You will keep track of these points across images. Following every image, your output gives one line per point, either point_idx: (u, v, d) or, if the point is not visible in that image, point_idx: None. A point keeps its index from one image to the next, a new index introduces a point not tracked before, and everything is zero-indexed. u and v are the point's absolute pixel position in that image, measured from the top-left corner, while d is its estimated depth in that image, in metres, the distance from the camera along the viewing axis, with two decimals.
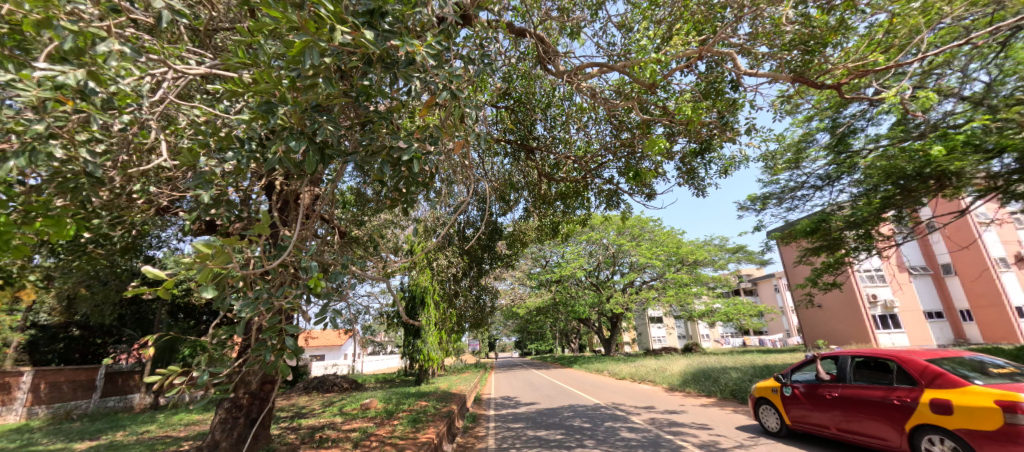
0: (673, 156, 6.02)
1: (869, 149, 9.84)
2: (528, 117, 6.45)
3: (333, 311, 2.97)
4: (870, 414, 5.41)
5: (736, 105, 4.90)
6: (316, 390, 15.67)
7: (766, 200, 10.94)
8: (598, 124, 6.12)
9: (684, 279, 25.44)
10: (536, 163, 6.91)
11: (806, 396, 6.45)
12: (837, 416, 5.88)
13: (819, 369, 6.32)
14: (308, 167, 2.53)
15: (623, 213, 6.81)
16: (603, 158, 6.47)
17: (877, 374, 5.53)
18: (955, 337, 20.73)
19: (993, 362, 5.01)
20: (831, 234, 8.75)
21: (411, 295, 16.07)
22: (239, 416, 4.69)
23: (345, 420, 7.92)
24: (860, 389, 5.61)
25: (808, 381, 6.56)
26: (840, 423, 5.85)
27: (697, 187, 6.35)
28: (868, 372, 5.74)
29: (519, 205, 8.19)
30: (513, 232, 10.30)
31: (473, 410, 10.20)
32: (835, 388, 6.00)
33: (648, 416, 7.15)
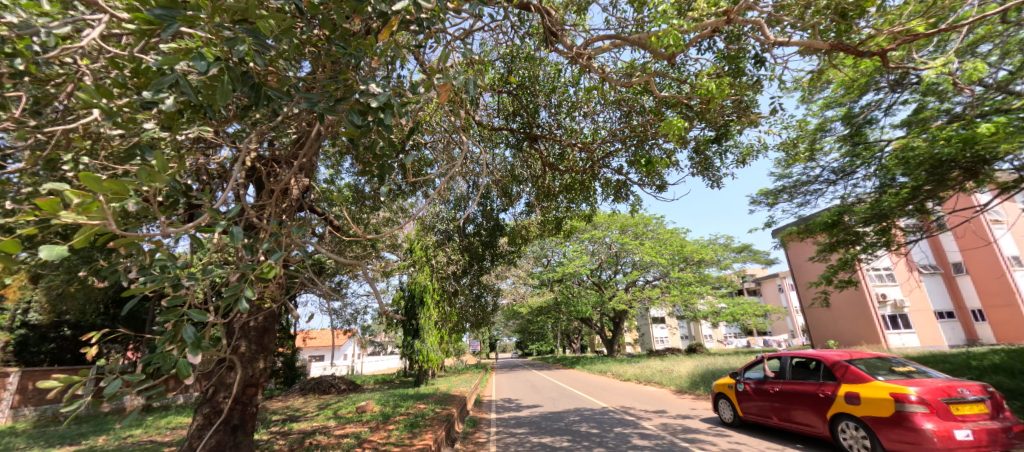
0: (687, 144, 5.63)
1: (887, 141, 9.44)
2: (532, 102, 6.04)
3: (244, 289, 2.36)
4: (802, 405, 6.04)
5: (759, 85, 4.47)
6: (313, 392, 15.32)
7: (777, 195, 10.57)
8: (607, 109, 5.72)
9: (688, 278, 25.08)
10: (539, 153, 6.53)
11: (755, 392, 7.07)
12: (778, 408, 6.50)
13: (765, 367, 6.95)
14: (219, 97, 2.04)
15: (632, 206, 6.40)
16: (611, 147, 6.07)
17: (807, 372, 6.19)
18: (966, 338, 20.24)
19: (901, 361, 5.67)
20: (848, 230, 8.35)
21: (410, 294, 15.70)
22: (219, 423, 4.29)
23: (339, 424, 7.55)
24: (795, 384, 6.25)
25: (758, 379, 7.17)
26: (781, 414, 6.46)
27: (712, 178, 5.96)
28: (804, 370, 6.38)
29: (522, 199, 7.82)
30: (515, 229, 9.92)
31: (473, 413, 9.81)
32: (776, 384, 6.63)
33: (660, 420, 6.76)
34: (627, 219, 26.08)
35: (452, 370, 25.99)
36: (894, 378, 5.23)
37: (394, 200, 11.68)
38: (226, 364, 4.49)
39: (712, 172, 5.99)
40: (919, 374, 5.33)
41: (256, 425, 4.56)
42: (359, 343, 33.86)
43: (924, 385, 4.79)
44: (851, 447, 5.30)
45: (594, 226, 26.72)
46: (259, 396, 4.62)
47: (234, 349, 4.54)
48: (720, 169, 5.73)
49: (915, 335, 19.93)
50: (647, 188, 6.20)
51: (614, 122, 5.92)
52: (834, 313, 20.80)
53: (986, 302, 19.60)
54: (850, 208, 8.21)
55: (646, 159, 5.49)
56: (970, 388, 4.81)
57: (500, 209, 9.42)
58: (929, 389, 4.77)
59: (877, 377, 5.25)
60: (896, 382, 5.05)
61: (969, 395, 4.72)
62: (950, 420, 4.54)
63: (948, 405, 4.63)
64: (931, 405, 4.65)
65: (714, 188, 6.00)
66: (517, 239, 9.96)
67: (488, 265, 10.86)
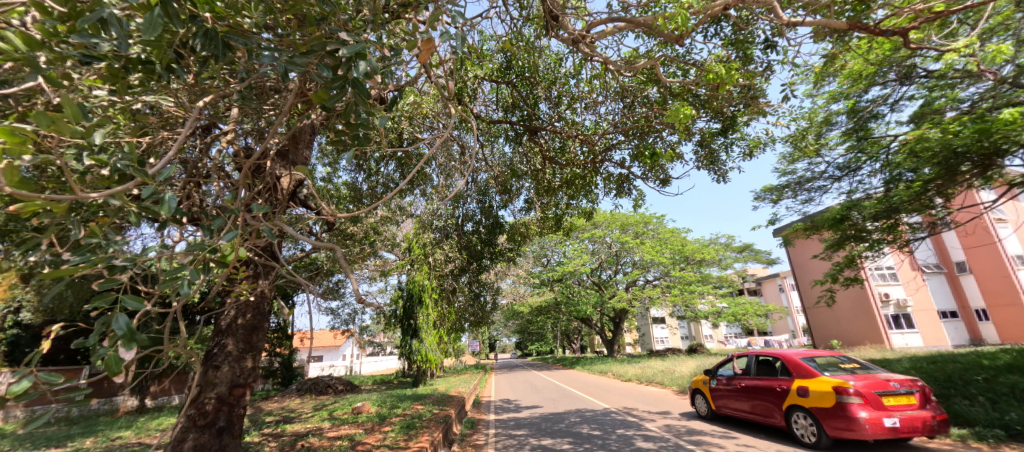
0: (692, 136, 5.44)
1: (892, 136, 9.27)
2: (531, 93, 5.85)
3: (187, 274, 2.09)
4: (763, 399, 6.46)
5: (767, 73, 4.30)
6: (310, 392, 15.13)
7: (780, 193, 10.43)
8: (609, 101, 5.54)
9: (689, 277, 24.89)
10: (540, 146, 6.35)
11: (725, 387, 7.47)
12: (744, 403, 6.90)
13: (733, 364, 7.35)
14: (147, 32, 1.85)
15: (634, 202, 6.21)
16: (613, 140, 5.88)
17: (766, 370, 6.64)
18: (970, 338, 20.07)
19: (851, 359, 6.11)
20: (853, 226, 8.19)
21: (408, 293, 15.51)
22: (204, 425, 4.09)
23: (334, 425, 7.37)
24: (758, 379, 6.65)
25: (728, 375, 7.55)
26: (747, 408, 6.87)
27: (718, 172, 5.78)
28: (766, 367, 6.78)
29: (521, 196, 7.63)
30: (514, 227, 9.75)
31: (471, 414, 9.63)
32: (742, 379, 7.03)
33: (663, 422, 6.57)
34: (628, 218, 25.97)
35: (451, 371, 25.83)
36: (841, 374, 5.68)
37: (392, 198, 11.55)
38: (211, 364, 4.30)
39: (718, 166, 5.81)
40: (865, 370, 5.77)
41: (244, 428, 4.36)
42: (359, 343, 33.70)
43: (864, 378, 5.23)
44: (803, 436, 5.76)
45: (594, 225, 26.61)
46: (246, 396, 4.43)
47: (221, 348, 4.36)
48: (727, 162, 5.55)
49: (918, 335, 19.76)
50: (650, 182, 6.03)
51: (616, 113, 5.74)
52: (836, 313, 20.65)
53: (989, 301, 19.45)
54: (856, 203, 8.04)
55: (650, 151, 5.27)
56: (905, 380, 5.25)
57: (499, 205, 9.25)
58: (868, 382, 5.22)
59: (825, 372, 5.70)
60: (839, 377, 5.51)
61: (903, 387, 5.16)
62: (883, 409, 4.99)
63: (884, 397, 5.08)
64: (867, 397, 5.12)
65: (720, 181, 5.80)
66: (516, 237, 9.80)
67: (487, 264, 10.65)
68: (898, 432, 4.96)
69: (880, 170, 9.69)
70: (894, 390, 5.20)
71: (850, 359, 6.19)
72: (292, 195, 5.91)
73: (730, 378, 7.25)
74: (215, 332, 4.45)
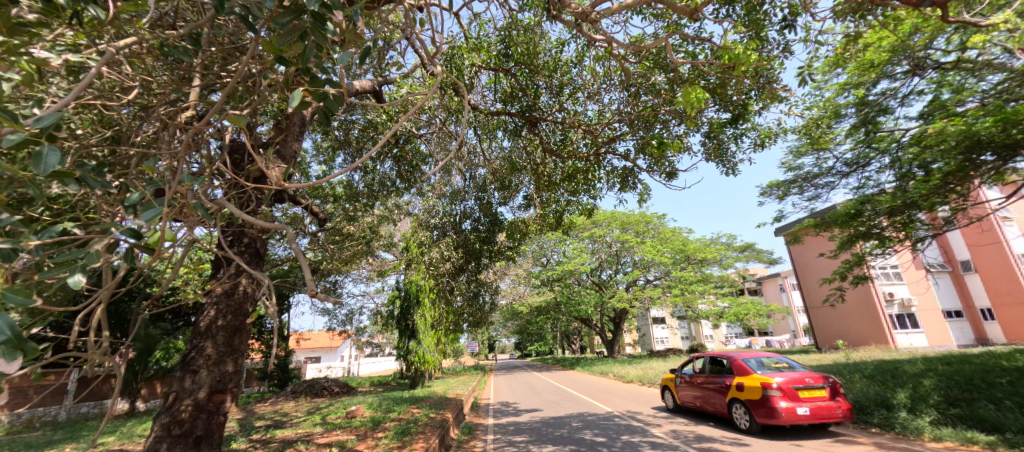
0: (700, 126, 5.18)
1: (902, 131, 9.02)
2: (531, 81, 5.56)
3: (83, 260, 1.74)
4: (713, 394, 7.28)
5: (784, 53, 3.98)
6: (305, 395, 14.85)
7: (786, 190, 10.18)
8: (612, 90, 5.26)
9: (690, 277, 24.62)
10: (540, 139, 6.07)
11: (686, 383, 8.27)
12: (699, 397, 7.72)
13: (692, 363, 8.16)
14: None
15: (639, 196, 5.92)
16: (617, 131, 5.57)
17: (715, 368, 7.46)
18: (975, 338, 19.80)
19: (784, 358, 6.96)
20: (866, 222, 7.91)
21: (405, 294, 15.23)
22: (180, 434, 3.80)
23: (326, 430, 7.10)
24: (710, 376, 7.47)
25: (689, 372, 8.35)
26: (701, 401, 7.70)
27: (727, 165, 5.50)
28: (718, 366, 7.59)
29: (521, 192, 7.35)
30: (514, 225, 9.48)
31: (470, 418, 9.36)
32: (699, 376, 7.84)
33: (670, 427, 6.29)
34: (628, 217, 25.81)
35: (450, 372, 25.55)
36: (770, 371, 6.52)
37: (389, 195, 11.28)
38: (188, 369, 4.01)
39: (728, 158, 5.54)
40: (790, 367, 6.63)
41: (224, 435, 4.08)
42: (357, 344, 33.46)
43: (783, 375, 6.10)
44: (740, 424, 6.62)
45: (594, 225, 26.38)
46: (226, 404, 4.14)
47: (200, 352, 4.07)
48: (738, 153, 5.28)
49: (923, 335, 19.52)
50: (656, 175, 5.75)
51: (620, 103, 5.44)
52: (839, 313, 20.42)
53: (995, 300, 19.21)
54: (870, 198, 7.76)
55: (657, 142, 5.01)
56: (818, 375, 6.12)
57: (498, 203, 8.97)
58: (787, 378, 6.08)
59: (756, 369, 6.55)
60: (767, 374, 6.38)
61: (815, 382, 6.02)
62: (798, 401, 5.87)
63: (799, 390, 5.94)
64: (786, 390, 5.98)
65: (729, 175, 5.52)
66: (515, 235, 9.53)
67: (485, 264, 10.38)
68: (808, 420, 5.84)
69: (890, 166, 9.43)
70: (808, 384, 6.07)
71: (785, 358, 7.02)
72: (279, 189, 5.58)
73: (688, 375, 8.03)
74: (193, 335, 4.17)
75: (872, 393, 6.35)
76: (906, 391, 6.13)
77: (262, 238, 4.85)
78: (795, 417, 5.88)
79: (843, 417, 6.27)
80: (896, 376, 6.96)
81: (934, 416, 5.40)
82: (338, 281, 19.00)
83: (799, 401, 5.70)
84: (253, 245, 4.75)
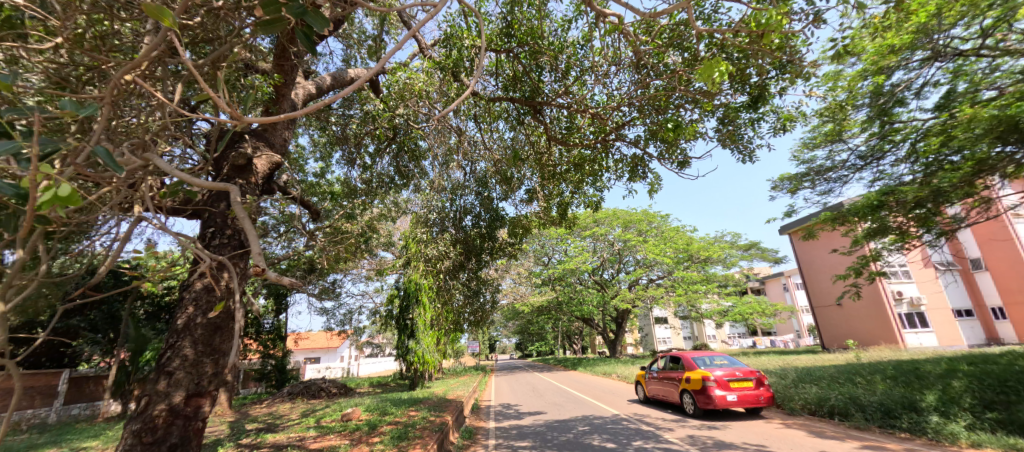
0: (716, 108, 4.85)
1: (919, 122, 8.70)
2: (534, 63, 5.20)
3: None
4: (669, 386, 8.54)
5: (813, 23, 3.61)
6: (302, 396, 14.54)
7: (796, 184, 9.88)
8: (620, 73, 4.94)
9: (693, 276, 24.20)
10: (544, 126, 5.71)
11: (651, 378, 9.56)
12: (660, 389, 9.01)
13: (656, 360, 9.44)
14: None
15: (650, 187, 5.59)
16: (625, 118, 5.23)
17: (673, 365, 8.76)
18: (986, 337, 19.44)
19: (728, 358, 8.23)
20: (885, 217, 7.57)
21: (404, 293, 14.93)
22: (151, 443, 3.48)
23: (319, 435, 6.78)
24: (668, 371, 8.76)
25: (655, 368, 9.62)
26: (661, 392, 9.00)
27: (743, 152, 5.17)
28: (675, 363, 8.86)
29: (523, 187, 7.04)
30: (515, 222, 9.18)
31: (470, 420, 9.02)
32: (660, 372, 9.12)
33: (684, 432, 5.95)
34: (631, 216, 25.59)
35: (450, 373, 25.24)
36: (713, 367, 7.85)
37: (388, 192, 11.00)
38: (163, 371, 3.69)
39: (743, 145, 5.21)
40: (729, 364, 7.95)
41: (202, 442, 3.77)
42: (357, 345, 33.24)
43: (718, 368, 7.44)
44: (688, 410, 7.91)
45: (596, 223, 26.05)
46: (204, 410, 3.81)
47: (175, 352, 3.74)
48: (756, 138, 4.95)
49: (932, 335, 19.15)
50: (667, 164, 5.43)
51: (629, 86, 5.11)
52: (846, 312, 20.13)
53: (1006, 299, 18.85)
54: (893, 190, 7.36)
55: (671, 126, 4.67)
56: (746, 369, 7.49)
57: (500, 198, 8.68)
58: (723, 371, 7.42)
59: (700, 364, 7.93)
60: (708, 369, 7.68)
61: (744, 374, 7.36)
62: (728, 390, 7.17)
63: (729, 380, 7.29)
64: (720, 381, 7.29)
65: (746, 162, 5.19)
66: (517, 233, 9.24)
67: (485, 262, 10.07)
68: (736, 405, 7.17)
69: (905, 158, 9.12)
70: (737, 375, 7.43)
71: (729, 358, 8.32)
72: (268, 179, 5.25)
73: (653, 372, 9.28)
74: (169, 333, 3.85)
75: (896, 394, 6.02)
76: (933, 392, 5.80)
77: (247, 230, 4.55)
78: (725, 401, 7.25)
79: (866, 421, 5.92)
80: (919, 377, 6.61)
81: (969, 420, 5.03)
82: (336, 280, 18.74)
83: (727, 388, 7.01)
84: (238, 238, 4.43)
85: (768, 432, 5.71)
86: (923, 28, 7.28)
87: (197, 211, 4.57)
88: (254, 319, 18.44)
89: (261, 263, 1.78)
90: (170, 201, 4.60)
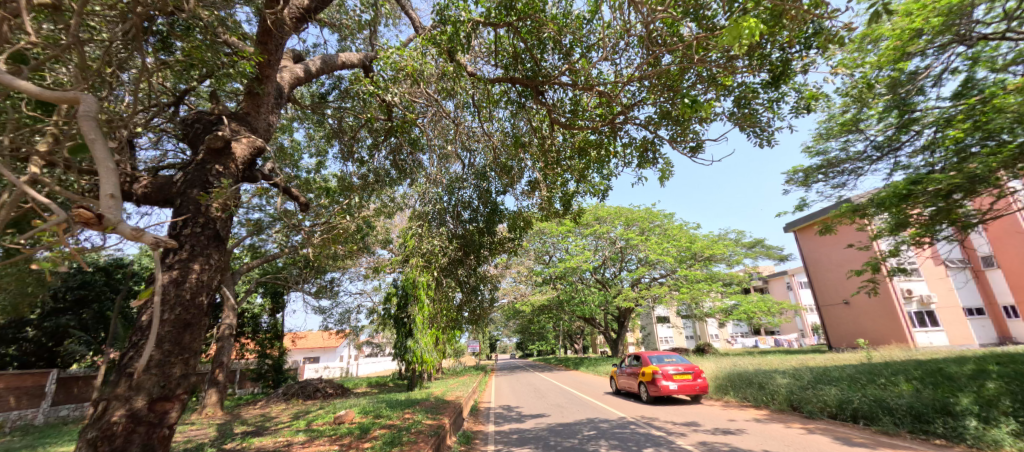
0: (733, 87, 4.47)
1: (939, 110, 8.31)
2: (536, 42, 4.86)
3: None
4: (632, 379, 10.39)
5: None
6: (297, 397, 14.17)
7: (808, 176, 9.48)
8: (628, 50, 4.58)
9: (697, 275, 23.76)
10: (547, 109, 5.35)
11: (620, 374, 11.50)
12: (625, 382, 10.92)
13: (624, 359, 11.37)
14: None
15: (659, 174, 5.21)
16: (633, 101, 4.88)
17: (635, 362, 10.66)
18: (998, 335, 19.03)
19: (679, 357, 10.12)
20: (906, 209, 7.20)
21: (402, 291, 14.58)
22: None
23: (309, 439, 6.42)
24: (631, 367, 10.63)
25: (624, 366, 11.56)
26: (626, 384, 10.92)
27: (760, 137, 4.78)
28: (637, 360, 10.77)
29: (523, 177, 6.69)
30: (514, 216, 8.83)
31: (468, 423, 8.65)
32: (626, 368, 11.06)
33: (697, 438, 5.58)
34: (633, 214, 25.19)
35: (450, 373, 24.85)
36: (663, 363, 9.80)
37: (384, 186, 10.66)
38: (123, 372, 3.32)
39: (760, 129, 4.82)
40: (676, 360, 9.83)
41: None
42: (355, 344, 32.82)
43: (665, 363, 9.35)
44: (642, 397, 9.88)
45: (598, 221, 25.61)
46: (171, 417, 3.43)
47: (137, 353, 3.38)
48: (775, 120, 4.55)
49: (943, 333, 18.70)
50: (679, 149, 5.09)
51: (638, 64, 4.75)
52: (853, 311, 19.78)
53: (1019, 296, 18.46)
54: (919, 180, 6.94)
55: (685, 104, 4.33)
56: (686, 364, 9.44)
57: (499, 191, 8.33)
58: (669, 365, 9.32)
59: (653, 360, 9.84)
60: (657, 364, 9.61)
61: (684, 368, 9.28)
62: (671, 380, 9.11)
63: (673, 372, 9.21)
64: (665, 373, 9.24)
65: (764, 147, 4.79)
66: (516, 227, 8.87)
67: (484, 258, 9.70)
68: (678, 392, 9.08)
69: (923, 149, 8.73)
70: (680, 369, 9.38)
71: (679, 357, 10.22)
72: (250, 165, 4.85)
73: (622, 369, 11.22)
74: (132, 331, 3.48)
75: (926, 397, 5.66)
76: (967, 395, 5.42)
77: (224, 218, 4.15)
78: (669, 389, 9.18)
79: (894, 425, 5.56)
80: (948, 379, 6.22)
81: (1014, 426, 4.65)
82: (333, 278, 18.39)
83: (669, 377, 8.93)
84: (213, 226, 4.03)
85: (790, 438, 5.34)
86: (955, 9, 6.82)
87: (170, 197, 4.18)
88: (250, 318, 18.12)
89: (95, 200, 1.62)
90: (141, 187, 4.24)
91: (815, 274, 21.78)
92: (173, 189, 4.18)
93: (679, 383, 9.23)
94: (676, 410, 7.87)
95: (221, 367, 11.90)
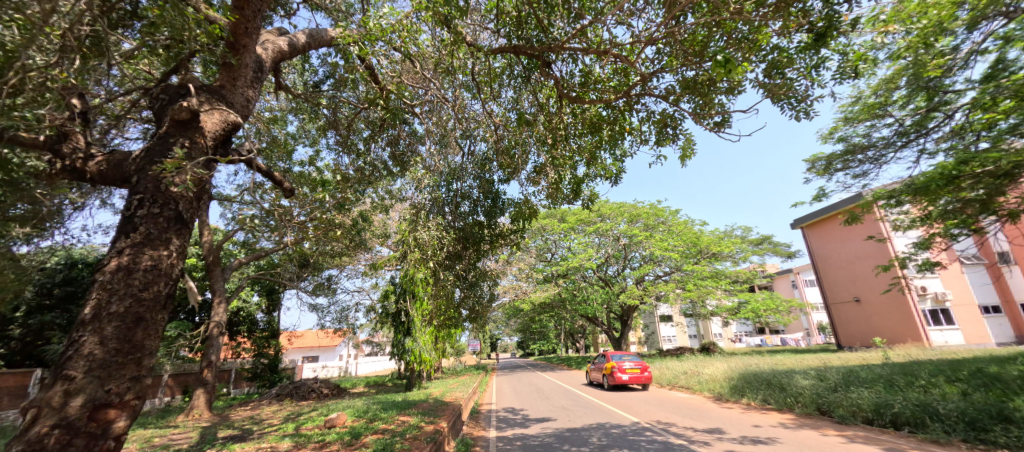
0: (765, 50, 4.09)
1: (972, 91, 7.78)
2: (540, 6, 4.34)
3: None
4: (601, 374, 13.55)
5: None
6: (290, 398, 13.63)
7: (829, 164, 9.03)
8: (649, 9, 4.11)
9: (704, 272, 23.21)
10: (556, 81, 4.87)
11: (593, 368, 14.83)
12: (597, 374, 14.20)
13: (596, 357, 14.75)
14: None
15: (681, 152, 4.83)
16: (651, 72, 4.51)
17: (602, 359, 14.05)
18: (1015, 334, 18.55)
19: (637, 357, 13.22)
20: (942, 198, 6.70)
21: (401, 288, 14.08)
22: None
23: (295, 446, 5.89)
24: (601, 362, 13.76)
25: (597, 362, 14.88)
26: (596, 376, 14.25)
27: (794, 110, 4.70)
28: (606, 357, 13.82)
29: (528, 162, 6.16)
30: (517, 208, 8.33)
31: (468, 427, 8.13)
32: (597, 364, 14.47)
33: (723, 447, 5.09)
34: (637, 210, 24.70)
35: (450, 372, 24.36)
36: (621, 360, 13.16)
37: (381, 178, 10.20)
38: (60, 373, 2.82)
39: (795, 101, 4.73)
40: (632, 358, 13.16)
41: None
42: (355, 343, 32.31)
43: (623, 358, 12.92)
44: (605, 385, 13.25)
45: (601, 218, 25.09)
46: (118, 428, 2.92)
47: (77, 351, 2.87)
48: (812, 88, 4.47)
49: (958, 331, 18.19)
50: (702, 125, 4.80)
51: (659, 26, 4.32)
52: (864, 309, 19.32)
53: None
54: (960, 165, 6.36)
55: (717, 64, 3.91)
56: (638, 362, 12.98)
57: (501, 180, 7.82)
58: (624, 361, 12.70)
59: (615, 358, 13.27)
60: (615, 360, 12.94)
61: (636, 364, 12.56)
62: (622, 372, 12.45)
63: (626, 366, 12.58)
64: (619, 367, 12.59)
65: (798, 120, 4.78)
66: (519, 219, 8.36)
67: (485, 252, 9.17)
68: (629, 382, 12.46)
69: (954, 134, 8.24)
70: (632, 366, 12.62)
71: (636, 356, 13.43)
72: (225, 142, 4.31)
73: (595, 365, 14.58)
74: (73, 326, 2.98)
75: (981, 404, 5.20)
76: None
77: (190, 198, 3.63)
78: (623, 379, 12.55)
79: (946, 433, 5.09)
80: (998, 382, 5.74)
81: None
82: (330, 276, 17.92)
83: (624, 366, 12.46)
84: (174, 207, 3.49)
85: (830, 447, 4.86)
86: None
87: (128, 175, 3.64)
88: (245, 317, 17.64)
89: None
90: (96, 164, 3.70)
91: (824, 271, 21.35)
92: (132, 165, 3.65)
93: (630, 375, 12.52)
94: (691, 414, 7.39)
95: (209, 367, 11.38)
